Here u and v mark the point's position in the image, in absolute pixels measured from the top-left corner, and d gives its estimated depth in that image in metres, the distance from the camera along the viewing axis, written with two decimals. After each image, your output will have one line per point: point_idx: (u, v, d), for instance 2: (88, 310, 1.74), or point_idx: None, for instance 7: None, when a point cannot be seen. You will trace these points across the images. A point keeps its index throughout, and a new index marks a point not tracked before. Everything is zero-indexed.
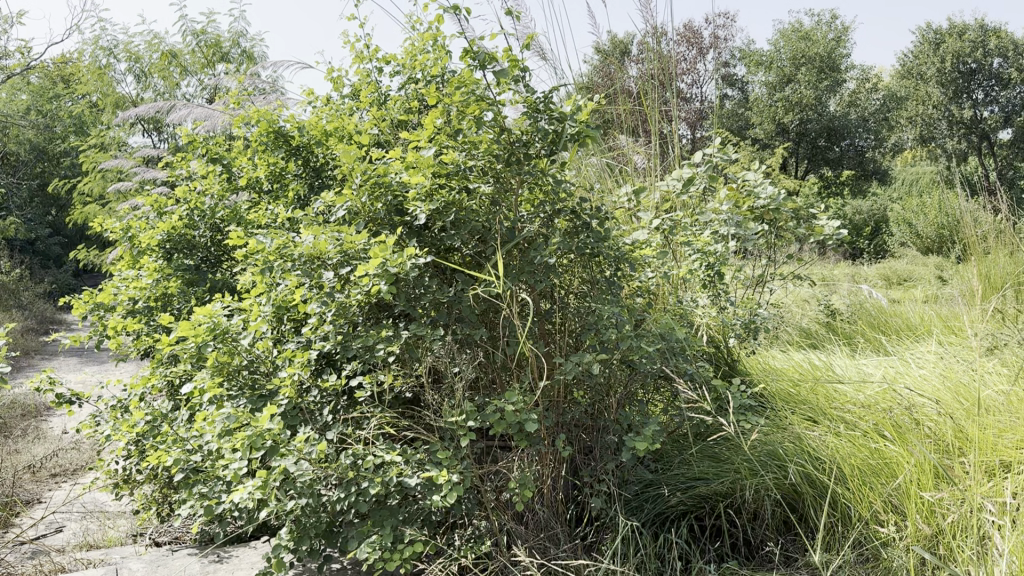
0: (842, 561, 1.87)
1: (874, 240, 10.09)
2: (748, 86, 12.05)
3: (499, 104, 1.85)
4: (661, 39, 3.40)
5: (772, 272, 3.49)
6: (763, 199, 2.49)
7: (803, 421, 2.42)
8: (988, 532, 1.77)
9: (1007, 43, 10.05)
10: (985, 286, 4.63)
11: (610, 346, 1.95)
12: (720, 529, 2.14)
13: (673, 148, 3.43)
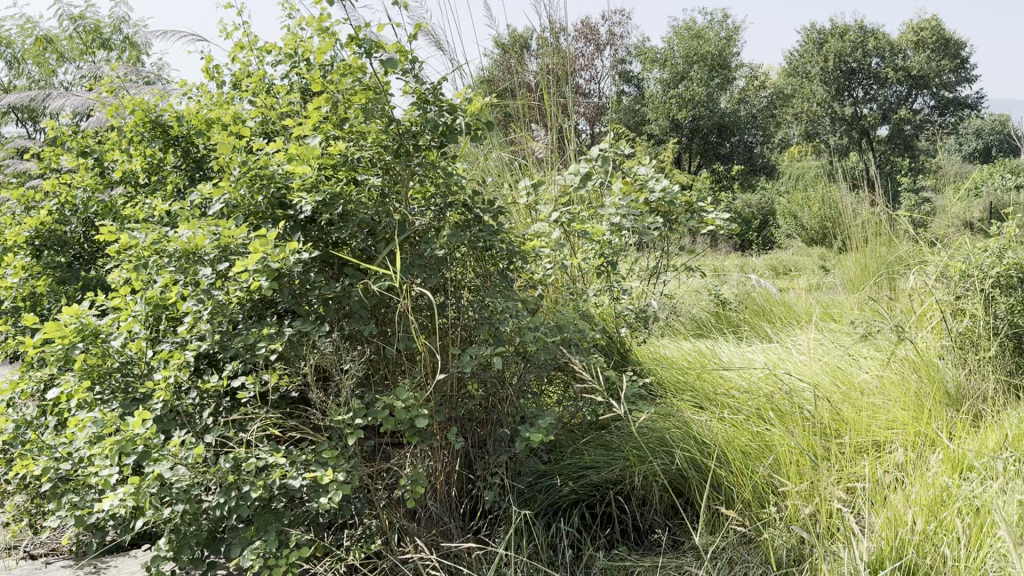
0: (726, 543, 1.92)
1: (763, 232, 10.46)
2: (643, 83, 11.91)
3: (387, 94, 1.79)
4: (556, 33, 3.41)
5: (666, 264, 3.56)
6: (657, 192, 2.53)
7: (690, 407, 2.47)
8: (860, 511, 1.85)
9: (884, 44, 10.60)
10: (864, 274, 4.87)
11: (504, 339, 1.93)
12: (612, 517, 2.17)
13: (570, 142, 3.44)
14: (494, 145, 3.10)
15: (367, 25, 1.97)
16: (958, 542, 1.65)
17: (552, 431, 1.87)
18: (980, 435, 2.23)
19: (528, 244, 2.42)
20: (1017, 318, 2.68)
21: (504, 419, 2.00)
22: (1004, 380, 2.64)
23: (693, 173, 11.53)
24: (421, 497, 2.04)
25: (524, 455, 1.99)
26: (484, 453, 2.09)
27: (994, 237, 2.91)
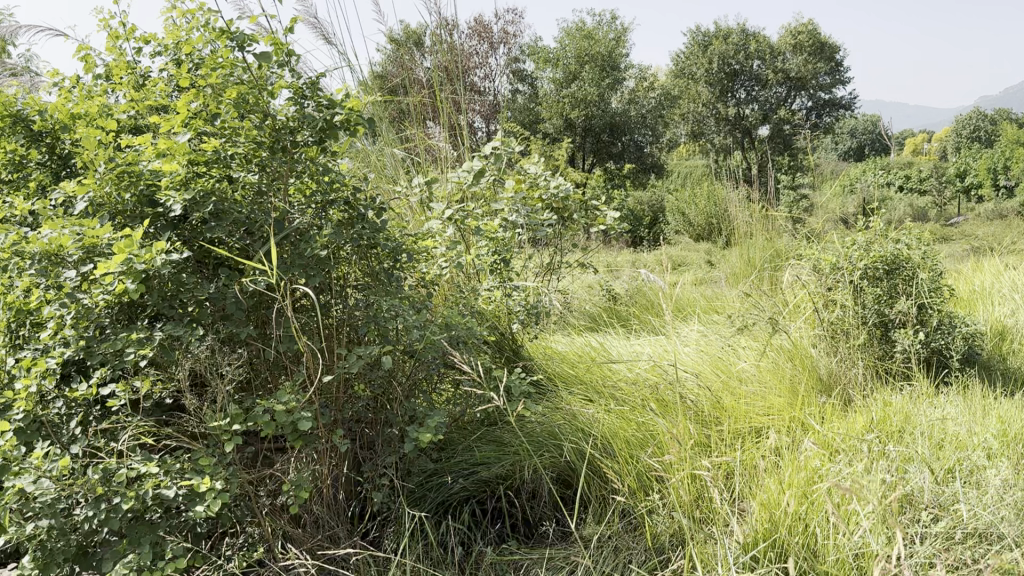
0: (612, 532, 1.94)
1: (653, 229, 10.71)
2: (536, 81, 11.79)
3: (262, 88, 1.67)
4: (448, 30, 3.39)
5: (558, 260, 3.60)
6: (552, 189, 2.58)
7: (578, 400, 2.50)
8: (739, 495, 1.91)
9: (765, 48, 11.06)
10: (746, 268, 5.07)
11: (390, 338, 1.89)
12: (502, 512, 2.17)
13: (463, 140, 3.43)
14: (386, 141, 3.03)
15: (246, 16, 1.89)
16: (828, 522, 1.72)
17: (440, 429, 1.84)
18: (850, 418, 2.35)
19: (419, 241, 2.39)
20: (883, 307, 2.84)
21: (392, 419, 1.96)
22: (872, 365, 2.79)
23: (587, 171, 11.46)
24: (306, 502, 1.98)
25: (413, 453, 1.96)
26: (372, 454, 2.05)
27: (861, 232, 3.08)
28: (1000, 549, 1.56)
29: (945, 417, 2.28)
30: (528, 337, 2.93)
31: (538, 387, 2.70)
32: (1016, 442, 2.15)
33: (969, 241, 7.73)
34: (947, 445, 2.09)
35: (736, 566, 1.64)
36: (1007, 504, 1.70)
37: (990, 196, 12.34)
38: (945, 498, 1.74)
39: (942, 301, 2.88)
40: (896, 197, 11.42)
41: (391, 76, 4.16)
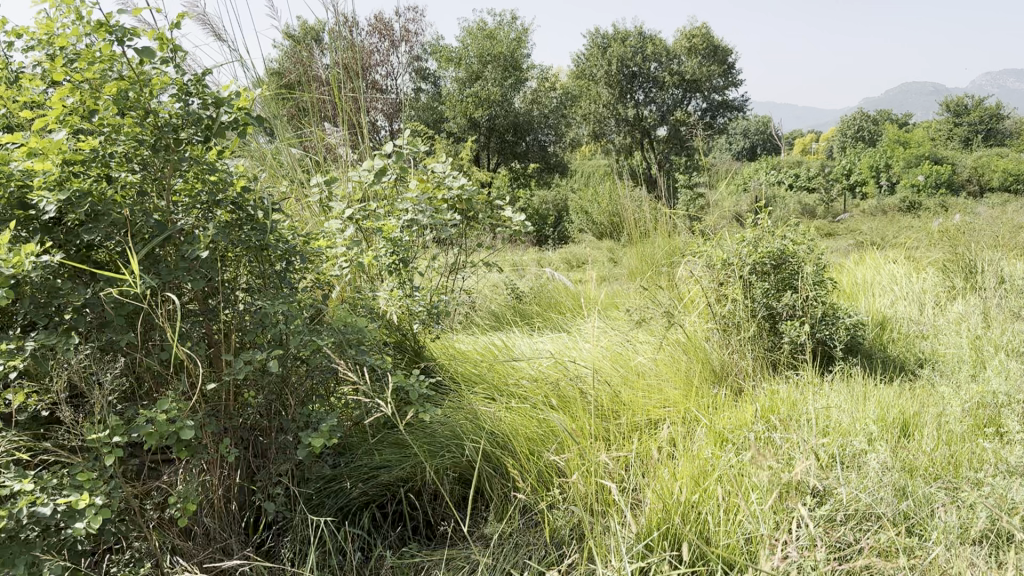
0: (512, 529, 1.93)
1: (558, 228, 10.77)
2: (439, 81, 11.42)
3: (142, 83, 1.50)
4: (345, 27, 3.33)
5: (461, 260, 3.58)
6: (455, 189, 2.55)
7: (479, 398, 2.49)
8: (634, 487, 1.93)
9: (661, 51, 11.32)
10: (646, 265, 5.16)
11: (282, 341, 1.81)
12: (403, 514, 2.13)
13: (364, 138, 3.37)
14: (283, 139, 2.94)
15: (126, 8, 1.77)
16: (720, 510, 1.76)
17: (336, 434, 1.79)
18: (741, 408, 2.42)
19: (316, 241, 2.32)
20: (771, 301, 2.95)
21: (285, 425, 1.90)
22: (762, 357, 2.89)
23: (492, 170, 11.29)
24: (196, 513, 1.89)
25: (309, 459, 1.90)
26: (266, 462, 1.98)
27: (751, 229, 3.18)
28: (879, 529, 1.63)
29: (829, 404, 2.37)
30: (430, 336, 2.90)
31: (439, 387, 2.68)
32: (893, 427, 2.26)
33: (855, 237, 8.12)
34: (830, 432, 2.18)
35: (632, 556, 1.66)
36: (885, 485, 1.77)
37: (871, 193, 13.02)
38: (828, 482, 1.81)
39: (825, 294, 3.01)
40: (786, 195, 11.90)
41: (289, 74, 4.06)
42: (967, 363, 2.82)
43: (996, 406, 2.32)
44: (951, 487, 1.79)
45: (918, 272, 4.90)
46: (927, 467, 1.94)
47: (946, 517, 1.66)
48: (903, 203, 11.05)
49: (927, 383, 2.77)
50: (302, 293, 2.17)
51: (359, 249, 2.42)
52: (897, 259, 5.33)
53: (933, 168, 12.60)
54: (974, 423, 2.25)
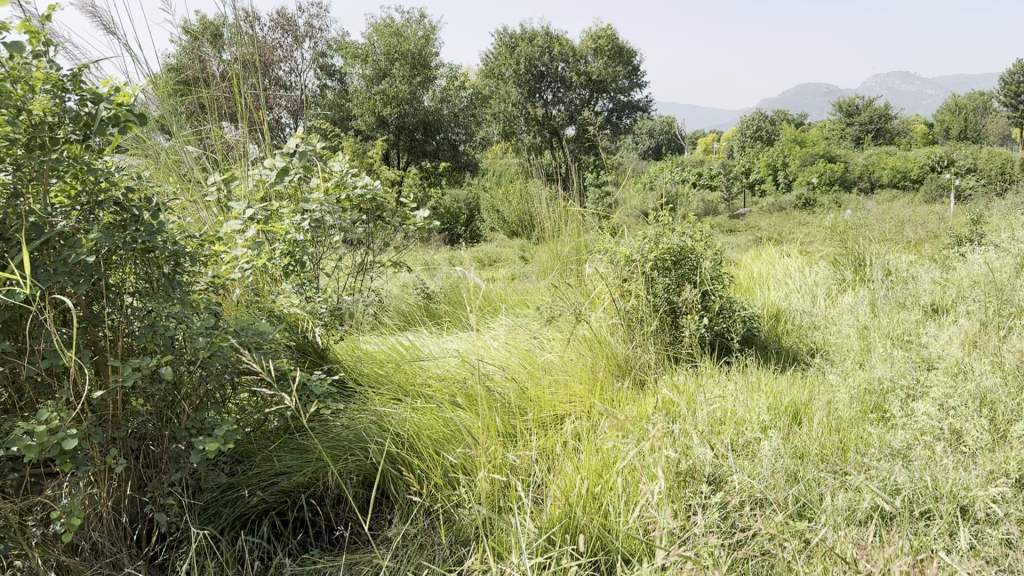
0: (417, 531, 1.83)
1: (470, 226, 10.70)
2: (346, 78, 10.78)
3: (14, 73, 1.27)
4: (242, 21, 3.20)
5: (368, 260, 3.50)
6: (361, 188, 2.54)
7: (385, 399, 2.44)
8: (536, 482, 1.90)
9: (567, 51, 11.44)
10: (555, 262, 5.18)
11: (174, 346, 1.64)
12: (305, 522, 1.93)
13: (264, 135, 3.24)
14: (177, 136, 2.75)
15: None
16: (619, 499, 1.77)
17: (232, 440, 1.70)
18: (641, 402, 2.46)
19: (210, 241, 2.21)
20: (671, 295, 3.03)
21: (175, 432, 1.68)
22: (663, 351, 2.96)
23: (402, 169, 10.95)
24: (83, 528, 1.72)
25: (204, 466, 1.70)
26: (156, 472, 1.75)
27: (652, 224, 3.24)
28: (770, 513, 1.66)
29: (725, 395, 2.44)
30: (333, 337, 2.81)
31: (343, 388, 2.61)
32: (784, 414, 2.34)
33: (755, 232, 8.40)
34: (725, 421, 2.24)
35: (535, 551, 1.62)
36: (777, 469, 1.83)
37: (770, 191, 13.51)
38: (722, 470, 1.85)
39: (723, 288, 3.09)
40: (690, 192, 12.21)
41: (185, 69, 3.88)
42: (854, 351, 2.95)
43: (881, 392, 2.43)
44: (839, 469, 1.84)
45: (811, 266, 5.11)
46: (818, 452, 2.01)
47: (833, 500, 1.70)
48: (800, 201, 11.52)
49: (818, 372, 2.88)
50: (196, 295, 2.06)
51: (259, 251, 2.25)
52: (791, 254, 5.54)
53: (826, 166, 13.19)
54: (861, 409, 2.35)
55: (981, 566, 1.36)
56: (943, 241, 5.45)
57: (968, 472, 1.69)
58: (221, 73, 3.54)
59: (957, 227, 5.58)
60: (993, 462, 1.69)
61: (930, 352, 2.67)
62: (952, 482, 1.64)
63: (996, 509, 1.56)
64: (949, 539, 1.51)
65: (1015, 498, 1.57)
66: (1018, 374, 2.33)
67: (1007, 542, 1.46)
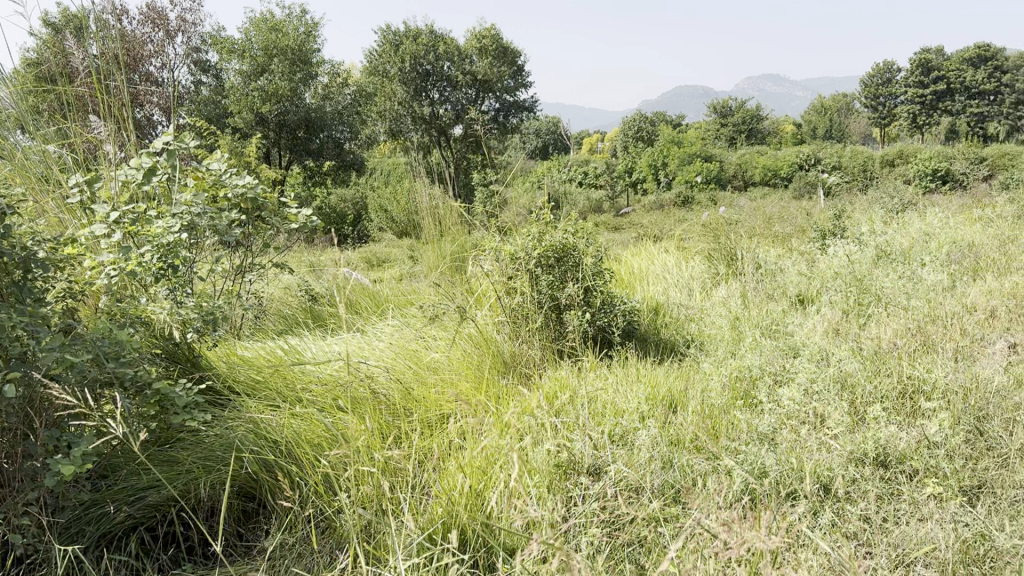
0: (296, 539, 1.68)
1: (357, 226, 10.48)
2: (223, 73, 10.15)
3: None
4: (108, 11, 2.99)
5: (247, 263, 3.34)
6: (236, 188, 2.36)
7: (263, 405, 2.32)
8: (416, 482, 1.84)
9: (453, 51, 11.37)
10: (442, 261, 5.11)
11: (24, 358, 1.46)
12: (177, 538, 1.69)
13: (132, 134, 3.03)
14: (33, 133, 2.50)
15: None
16: (501, 494, 1.74)
17: (92, 453, 1.56)
18: (523, 398, 2.45)
19: (69, 245, 2.02)
20: (555, 291, 3.03)
21: (29, 448, 1.48)
22: (547, 347, 2.97)
23: (284, 169, 10.50)
24: None
25: (63, 484, 1.52)
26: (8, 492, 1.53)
27: (535, 221, 3.23)
28: (646, 501, 1.67)
29: (607, 388, 2.47)
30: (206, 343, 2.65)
31: (217, 396, 2.45)
32: (661, 403, 2.40)
33: (640, 229, 8.61)
34: (606, 412, 2.27)
35: (413, 553, 1.54)
36: (653, 457, 1.86)
37: (652, 189, 13.89)
38: (601, 460, 1.86)
39: (604, 283, 3.13)
40: (576, 191, 12.40)
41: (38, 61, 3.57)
42: (726, 341, 3.06)
43: (751, 379, 2.52)
44: (711, 455, 1.89)
45: (688, 261, 5.26)
46: (692, 439, 2.06)
47: (706, 485, 1.73)
48: (680, 198, 11.91)
49: (693, 362, 2.98)
50: (55, 305, 1.89)
51: (127, 255, 2.05)
52: (670, 249, 5.71)
53: (703, 165, 13.66)
54: (732, 395, 2.43)
55: (842, 542, 1.40)
56: (809, 235, 5.72)
57: (830, 452, 1.76)
58: (82, 67, 3.27)
59: (822, 221, 5.88)
60: (851, 441, 1.77)
61: (796, 340, 2.79)
62: (815, 462, 1.69)
63: (854, 486, 1.62)
64: (813, 516, 1.56)
65: (872, 475, 1.65)
66: (874, 358, 2.46)
67: (866, 519, 1.52)
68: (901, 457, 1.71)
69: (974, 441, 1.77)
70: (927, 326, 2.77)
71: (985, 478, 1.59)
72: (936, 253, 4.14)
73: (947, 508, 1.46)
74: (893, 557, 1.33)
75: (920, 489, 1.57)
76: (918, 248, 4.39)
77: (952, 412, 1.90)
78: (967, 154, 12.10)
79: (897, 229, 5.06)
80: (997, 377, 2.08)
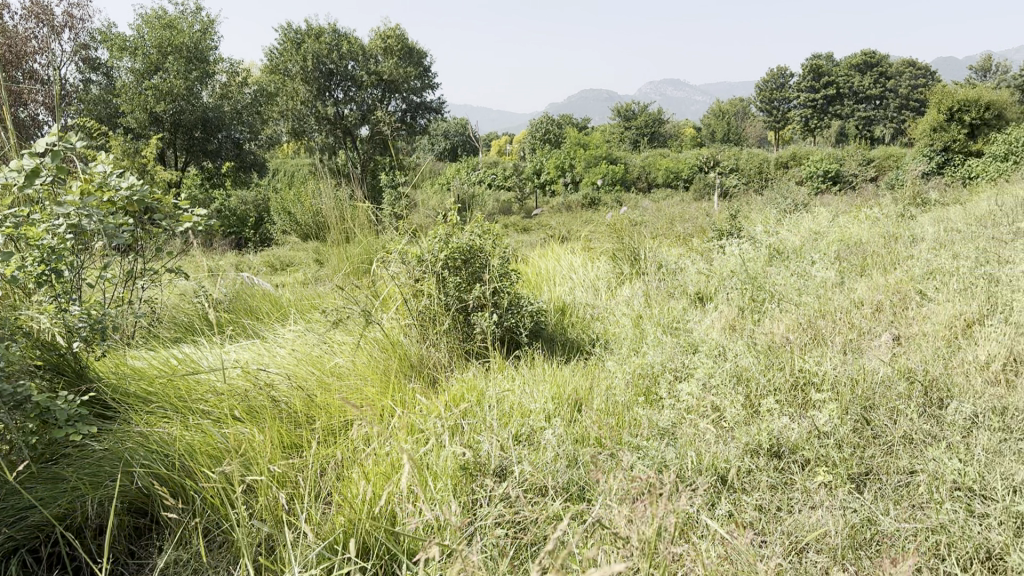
0: (191, 556, 1.57)
1: (259, 229, 10.21)
2: (113, 71, 9.57)
3: None
4: None
5: (140, 270, 3.18)
6: (125, 188, 2.23)
7: (154, 417, 2.20)
8: (317, 492, 1.78)
9: (357, 50, 11.15)
10: (346, 264, 4.99)
11: None
12: (61, 560, 1.53)
13: (10, 134, 2.81)
14: None
15: None
16: (405, 501, 1.69)
17: None
18: (429, 402, 2.42)
19: None
20: (462, 293, 3.00)
21: None
22: (455, 348, 2.94)
23: (181, 169, 10.11)
24: None
25: None
26: None
27: (440, 223, 3.19)
28: (549, 501, 1.67)
29: (513, 389, 2.46)
30: (92, 354, 2.50)
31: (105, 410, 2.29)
32: (567, 402, 2.41)
33: (548, 230, 8.66)
34: (512, 413, 2.26)
35: (312, 565, 1.48)
36: (559, 456, 1.86)
37: (559, 191, 14.03)
38: (508, 461, 1.84)
39: (509, 284, 3.12)
40: (483, 192, 12.41)
41: None
42: (629, 340, 3.11)
43: (652, 376, 2.56)
44: (615, 452, 1.90)
45: (594, 261, 5.30)
46: (597, 437, 2.07)
47: (609, 482, 1.74)
48: (586, 200, 12.07)
49: (597, 360, 3.01)
50: None
51: (7, 261, 1.90)
52: (576, 250, 5.76)
53: (608, 167, 13.85)
54: (635, 392, 2.46)
55: (738, 531, 1.43)
56: (709, 235, 5.87)
57: (727, 445, 1.80)
58: None
59: (720, 220, 6.05)
60: (747, 434, 1.81)
61: (696, 337, 2.85)
62: (713, 455, 1.72)
63: (750, 477, 1.66)
64: (711, 509, 1.58)
65: (766, 465, 1.69)
66: (768, 353, 2.54)
67: (761, 508, 1.55)
68: (794, 447, 1.76)
69: (861, 430, 1.84)
70: (818, 321, 2.87)
71: (871, 465, 1.65)
72: (826, 251, 4.31)
73: (837, 496, 1.51)
74: (786, 544, 1.35)
75: (812, 477, 1.62)
76: (809, 247, 4.56)
77: (840, 402, 1.97)
78: (854, 156, 12.69)
79: (790, 228, 5.24)
80: (881, 368, 2.17)
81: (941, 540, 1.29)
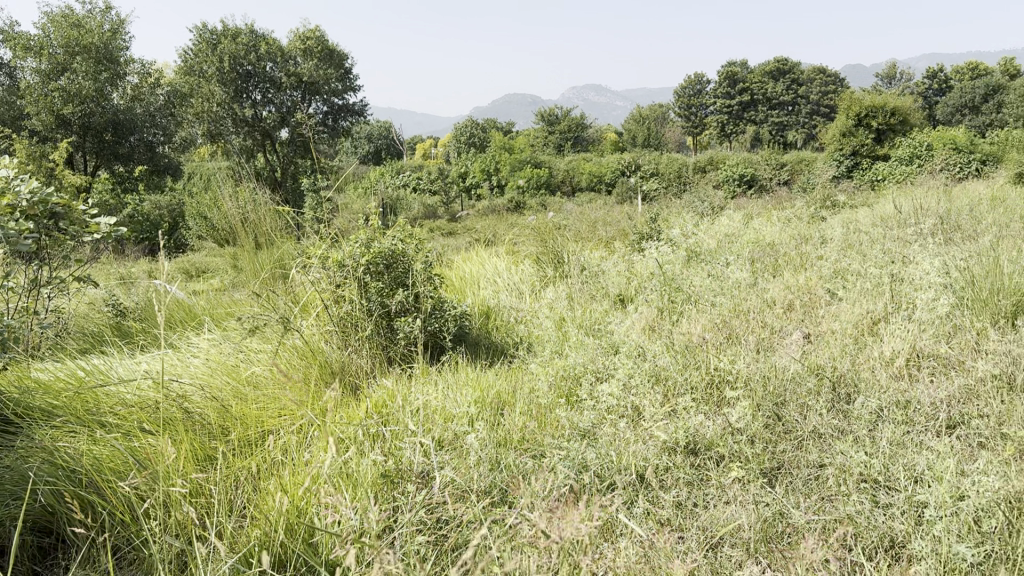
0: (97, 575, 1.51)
1: (174, 235, 9.92)
2: (16, 72, 9.18)
3: None
4: None
5: (45, 278, 3.05)
6: (25, 193, 2.12)
7: (60, 431, 2.10)
8: (232, 504, 1.73)
9: (276, 52, 10.91)
10: (264, 270, 4.89)
11: None
12: None
13: None
14: None
15: None
16: (323, 510, 1.67)
17: None
18: (350, 409, 2.38)
19: None
20: (384, 298, 2.97)
21: None
22: (378, 353, 2.91)
23: (90, 173, 9.74)
24: None
25: None
26: None
27: (361, 228, 3.15)
28: (471, 504, 1.67)
29: (436, 394, 2.45)
30: None
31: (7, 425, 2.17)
32: (489, 406, 2.41)
33: (472, 233, 8.64)
34: (435, 418, 2.24)
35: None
36: (481, 460, 1.86)
37: (484, 194, 14.03)
38: (429, 466, 1.83)
39: (432, 288, 3.11)
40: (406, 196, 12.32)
41: None
42: (551, 343, 3.13)
43: (574, 377, 2.59)
44: (536, 454, 1.91)
45: (517, 264, 5.31)
46: (518, 439, 2.08)
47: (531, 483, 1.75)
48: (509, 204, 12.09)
49: (520, 363, 3.02)
50: None
51: None
52: (499, 254, 5.76)
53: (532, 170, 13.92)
54: (558, 395, 2.48)
55: (656, 529, 1.45)
56: (630, 238, 5.93)
57: (645, 443, 1.83)
58: None
59: (641, 224, 6.13)
60: (664, 432, 1.84)
61: (616, 339, 2.89)
62: (632, 454, 1.75)
63: (667, 475, 1.69)
64: (629, 507, 1.61)
65: (683, 463, 1.72)
66: (685, 354, 2.59)
67: (678, 505, 1.58)
68: (709, 444, 1.80)
69: (773, 426, 1.90)
70: (733, 321, 2.95)
71: (782, 460, 1.70)
72: (742, 253, 4.41)
73: (749, 490, 1.55)
74: (701, 540, 1.38)
75: (726, 473, 1.66)
76: (726, 249, 4.66)
77: (754, 400, 2.03)
78: (770, 159, 13.04)
79: (708, 231, 5.35)
80: (793, 365, 2.23)
81: (847, 531, 1.33)
